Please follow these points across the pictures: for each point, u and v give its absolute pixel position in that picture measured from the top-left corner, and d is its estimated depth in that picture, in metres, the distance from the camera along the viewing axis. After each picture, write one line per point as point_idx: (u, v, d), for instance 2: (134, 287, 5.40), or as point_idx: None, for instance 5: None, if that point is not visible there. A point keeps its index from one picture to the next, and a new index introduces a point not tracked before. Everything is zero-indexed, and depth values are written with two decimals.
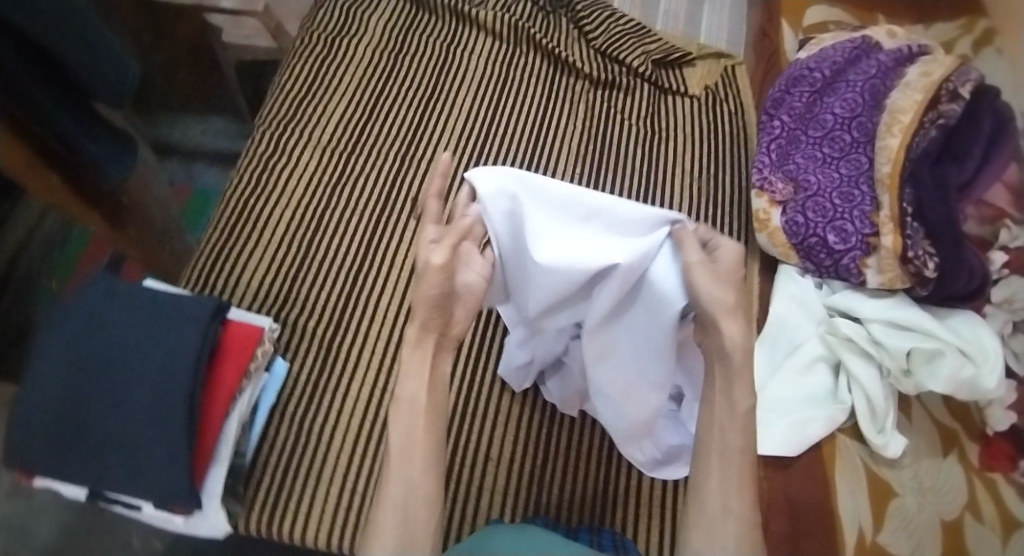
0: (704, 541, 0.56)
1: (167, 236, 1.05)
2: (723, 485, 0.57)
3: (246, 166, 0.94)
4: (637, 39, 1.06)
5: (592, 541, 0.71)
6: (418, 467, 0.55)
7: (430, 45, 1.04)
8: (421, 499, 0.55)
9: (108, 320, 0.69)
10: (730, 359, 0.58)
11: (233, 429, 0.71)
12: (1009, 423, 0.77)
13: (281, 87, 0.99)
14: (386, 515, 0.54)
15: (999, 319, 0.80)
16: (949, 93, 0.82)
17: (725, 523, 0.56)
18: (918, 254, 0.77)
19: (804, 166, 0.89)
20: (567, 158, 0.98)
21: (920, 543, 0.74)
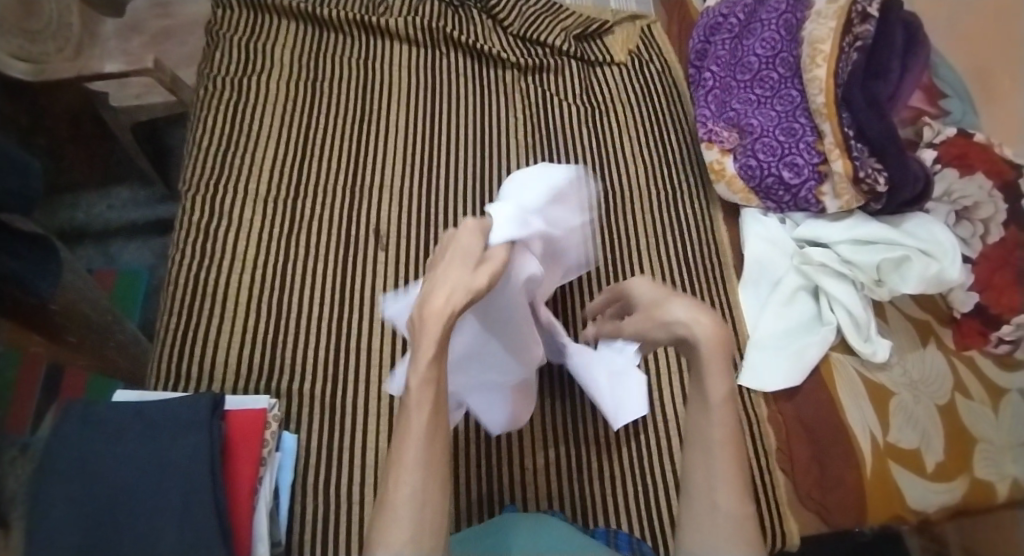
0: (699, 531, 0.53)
1: (110, 332, 0.94)
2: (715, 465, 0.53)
3: (185, 240, 0.87)
4: (553, 19, 1.10)
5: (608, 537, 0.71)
6: (436, 459, 0.48)
7: (348, 67, 1.03)
8: (434, 492, 0.47)
9: (101, 448, 0.64)
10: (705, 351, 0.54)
11: (264, 521, 0.68)
12: (973, 301, 0.81)
13: (199, 148, 0.93)
14: (397, 515, 0.46)
15: (942, 211, 0.85)
16: (859, 14, 0.86)
17: (717, 510, 0.53)
18: (868, 173, 0.82)
19: (743, 111, 0.93)
20: (515, 150, 1.00)
21: (926, 433, 0.79)
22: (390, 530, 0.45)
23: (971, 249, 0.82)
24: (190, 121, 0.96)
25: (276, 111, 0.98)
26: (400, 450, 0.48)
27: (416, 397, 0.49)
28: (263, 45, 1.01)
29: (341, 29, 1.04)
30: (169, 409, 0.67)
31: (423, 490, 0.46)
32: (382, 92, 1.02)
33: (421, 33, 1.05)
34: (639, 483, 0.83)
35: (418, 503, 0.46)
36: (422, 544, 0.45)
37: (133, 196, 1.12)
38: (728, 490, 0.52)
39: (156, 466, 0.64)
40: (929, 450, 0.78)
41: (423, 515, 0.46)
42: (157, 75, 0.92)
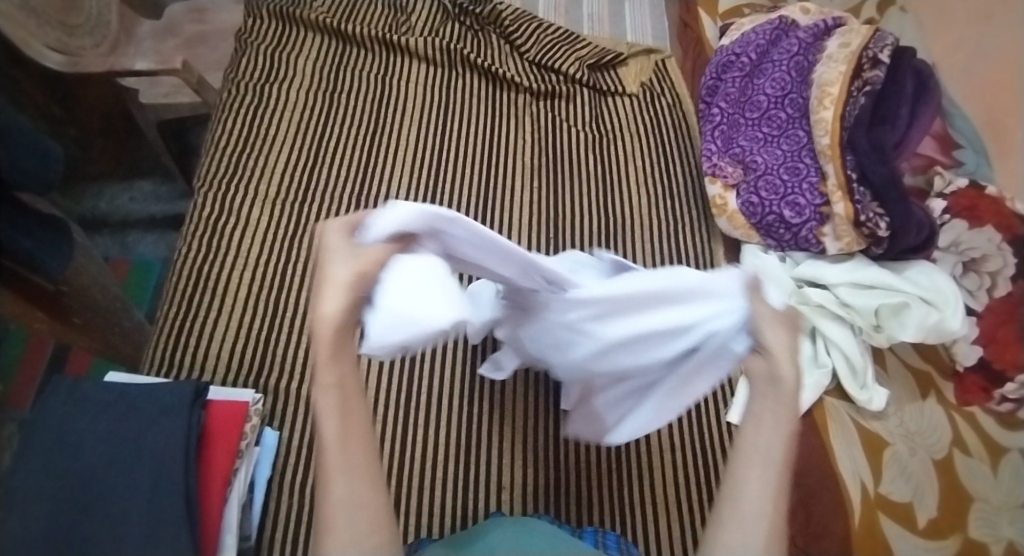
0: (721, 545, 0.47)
1: (115, 317, 0.94)
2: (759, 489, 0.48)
3: (193, 234, 0.90)
4: (570, 47, 1.13)
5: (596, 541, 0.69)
6: (356, 464, 0.45)
7: (367, 81, 1.06)
8: (369, 496, 0.45)
9: (86, 424, 0.66)
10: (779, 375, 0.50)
11: (234, 513, 0.68)
12: (976, 356, 0.78)
13: (216, 148, 0.96)
14: (336, 525, 0.44)
15: (949, 262, 0.83)
16: (870, 59, 0.87)
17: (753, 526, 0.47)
18: (869, 217, 0.82)
19: (749, 147, 0.93)
20: (522, 171, 1.02)
21: (920, 487, 0.74)
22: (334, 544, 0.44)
23: (977, 301, 0.79)
24: (211, 123, 0.99)
25: (293, 118, 1.01)
26: (325, 479, 0.44)
27: (322, 403, 0.45)
28: (289, 55, 1.06)
29: (364, 45, 1.08)
30: (153, 393, 0.68)
31: (355, 495, 0.44)
32: (398, 107, 1.05)
33: (440, 54, 1.08)
34: (619, 514, 0.81)
35: (353, 507, 0.44)
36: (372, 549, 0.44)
37: (155, 190, 1.17)
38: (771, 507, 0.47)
39: (135, 445, 0.65)
40: (922, 505, 0.73)
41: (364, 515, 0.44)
42: (184, 76, 0.96)
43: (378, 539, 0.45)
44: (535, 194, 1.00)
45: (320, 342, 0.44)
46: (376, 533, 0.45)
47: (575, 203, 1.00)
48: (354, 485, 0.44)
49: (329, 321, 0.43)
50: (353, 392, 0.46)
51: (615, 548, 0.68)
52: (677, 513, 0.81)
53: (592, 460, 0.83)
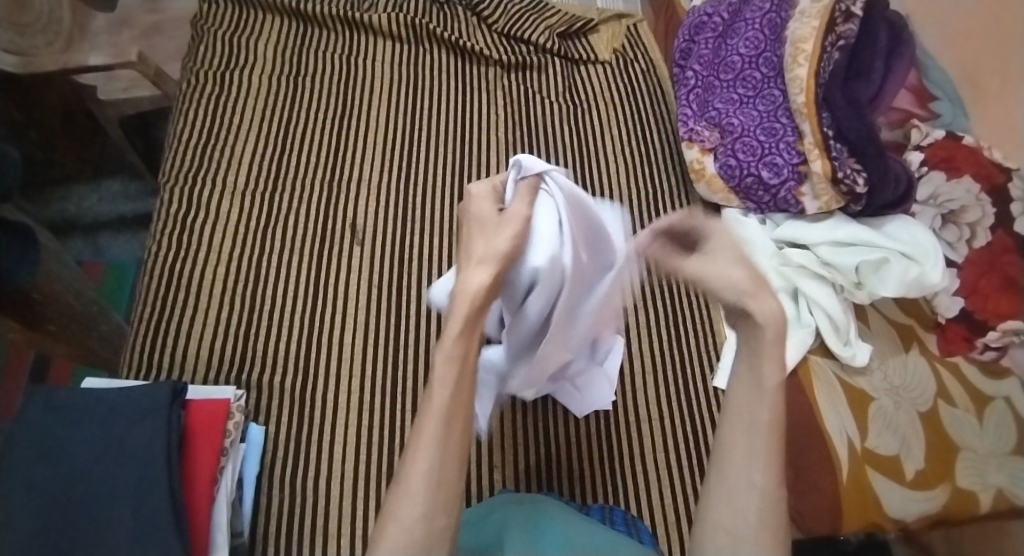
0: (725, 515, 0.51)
1: (93, 323, 0.93)
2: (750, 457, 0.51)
3: (162, 232, 0.88)
4: (539, 16, 1.11)
5: (603, 517, 0.70)
6: (452, 441, 0.48)
7: (330, 63, 1.04)
8: (453, 470, 0.47)
9: (62, 435, 0.65)
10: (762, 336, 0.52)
11: (224, 510, 0.68)
12: (958, 307, 0.78)
13: (179, 141, 0.94)
14: (412, 490, 0.46)
15: (928, 214, 0.82)
16: (842, 13, 0.84)
17: (749, 497, 0.50)
18: (847, 173, 0.81)
19: (725, 110, 0.92)
20: (495, 147, 1.00)
21: (906, 439, 0.75)
22: (395, 522, 0.45)
23: (956, 252, 0.79)
24: (172, 116, 0.97)
25: (257, 106, 0.98)
26: (421, 434, 0.48)
27: (440, 373, 0.49)
28: (247, 40, 1.03)
29: (326, 26, 1.05)
30: (131, 397, 0.67)
31: (439, 470, 0.47)
32: (365, 88, 1.03)
33: (405, 30, 1.05)
34: (610, 484, 0.81)
35: (432, 483, 0.46)
36: (436, 531, 0.45)
37: (123, 189, 1.13)
38: (762, 472, 0.51)
39: (116, 451, 0.64)
40: (910, 457, 0.74)
41: (438, 496, 0.46)
42: (140, 69, 0.93)
43: (441, 521, 0.46)
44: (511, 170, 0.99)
45: (455, 315, 0.49)
46: (439, 516, 0.46)
47: None
48: (447, 455, 0.47)
49: (472, 292, 0.49)
50: (470, 377, 0.49)
51: (622, 521, 0.70)
52: (668, 481, 0.82)
53: (582, 434, 0.84)
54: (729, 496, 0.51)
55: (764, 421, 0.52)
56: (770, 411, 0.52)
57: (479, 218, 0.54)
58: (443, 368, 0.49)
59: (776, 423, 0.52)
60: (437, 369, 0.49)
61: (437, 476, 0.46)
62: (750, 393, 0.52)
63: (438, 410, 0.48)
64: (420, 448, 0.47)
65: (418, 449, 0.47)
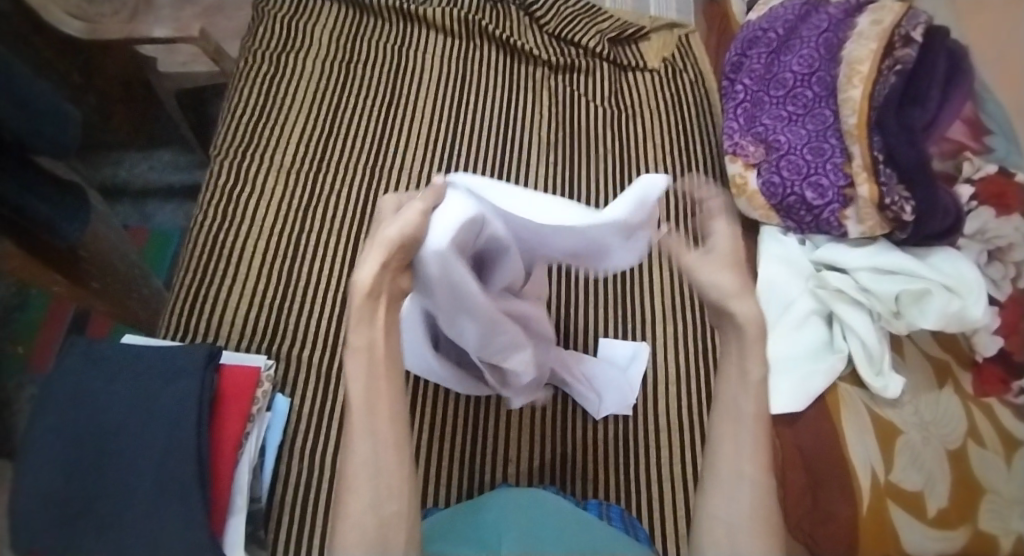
0: (718, 505, 0.47)
1: (134, 285, 0.96)
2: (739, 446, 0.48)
3: (208, 203, 0.90)
4: (590, 19, 1.11)
5: (601, 513, 0.72)
6: (380, 428, 0.44)
7: (382, 51, 1.05)
8: (389, 459, 0.44)
9: (100, 387, 0.67)
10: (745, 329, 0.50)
11: (246, 475, 0.70)
12: (997, 346, 0.75)
13: (232, 116, 0.96)
14: (355, 486, 0.44)
15: (973, 249, 0.80)
16: (902, 38, 0.84)
17: (740, 488, 0.47)
18: (894, 200, 0.79)
19: (773, 127, 0.92)
20: (536, 145, 1.01)
21: (932, 475, 0.72)
22: (347, 514, 0.43)
23: (1000, 291, 0.77)
24: (228, 92, 1.00)
25: (308, 89, 1.01)
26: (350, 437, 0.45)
27: (357, 366, 0.45)
28: (305, 23, 1.05)
29: (381, 15, 1.07)
30: (167, 357, 0.69)
31: (377, 459, 0.44)
32: (414, 78, 1.04)
33: (457, 24, 1.07)
34: (623, 489, 0.81)
35: (372, 472, 0.44)
36: (384, 521, 0.43)
37: (174, 160, 1.17)
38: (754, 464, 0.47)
39: (149, 407, 0.66)
40: (933, 495, 0.71)
41: (381, 486, 0.44)
42: (202, 44, 0.96)
43: (395, 506, 0.44)
44: (550, 169, 0.99)
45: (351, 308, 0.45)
46: (394, 500, 0.44)
47: (589, 180, 0.99)
48: (383, 445, 0.44)
49: (359, 290, 0.44)
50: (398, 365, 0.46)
51: (619, 519, 0.71)
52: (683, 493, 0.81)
53: (598, 437, 0.84)
54: (720, 488, 0.48)
55: (748, 411, 0.49)
56: (755, 402, 0.49)
57: (379, 215, 0.48)
58: (351, 359, 0.45)
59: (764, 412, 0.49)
60: (349, 368, 0.45)
61: (378, 457, 0.44)
62: (735, 385, 0.49)
63: (359, 399, 0.45)
64: (354, 437, 0.45)
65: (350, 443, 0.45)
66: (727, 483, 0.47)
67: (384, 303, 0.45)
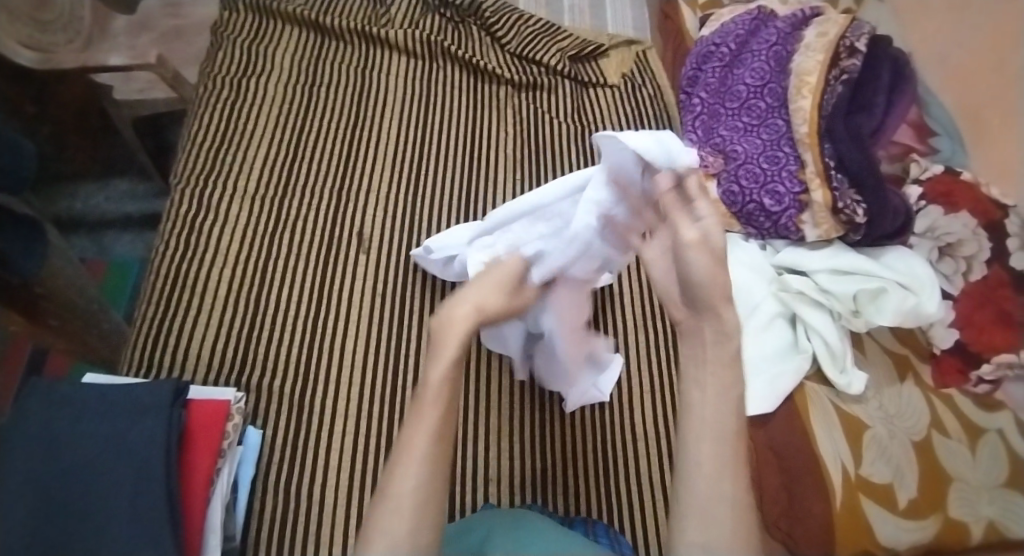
0: (697, 521, 0.47)
1: (94, 319, 0.93)
2: (719, 464, 0.48)
3: (171, 232, 0.89)
4: (550, 38, 1.14)
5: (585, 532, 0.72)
6: (440, 459, 0.49)
7: (344, 74, 1.06)
8: (437, 478, 0.48)
9: (62, 427, 0.65)
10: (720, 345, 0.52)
11: (218, 512, 0.68)
12: (953, 338, 0.78)
13: (195, 144, 0.95)
14: (396, 500, 0.47)
15: (925, 248, 0.84)
16: (847, 48, 0.89)
17: (720, 504, 0.47)
18: (847, 203, 0.83)
19: (729, 137, 0.94)
20: (503, 163, 1.02)
21: (900, 467, 0.75)
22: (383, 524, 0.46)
23: (951, 284, 0.81)
24: (188, 119, 0.98)
25: (272, 113, 1.00)
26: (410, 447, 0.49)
27: (433, 394, 0.51)
28: (265, 49, 1.05)
29: (342, 38, 1.08)
30: (132, 392, 0.67)
31: (427, 487, 0.48)
32: (378, 100, 1.05)
33: (419, 46, 1.08)
34: (603, 502, 0.82)
35: (418, 499, 0.47)
36: (419, 535, 0.46)
37: (132, 190, 1.14)
38: (734, 483, 0.48)
39: (117, 443, 0.65)
40: (903, 486, 0.74)
41: (422, 514, 0.47)
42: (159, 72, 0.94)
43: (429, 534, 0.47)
44: (518, 186, 1.01)
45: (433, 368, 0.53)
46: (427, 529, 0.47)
47: None
48: (433, 463, 0.48)
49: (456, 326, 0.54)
50: (454, 411, 0.51)
51: (605, 536, 0.71)
52: (659, 500, 0.82)
53: (576, 450, 0.84)
54: (698, 506, 0.48)
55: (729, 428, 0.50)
56: (733, 415, 0.50)
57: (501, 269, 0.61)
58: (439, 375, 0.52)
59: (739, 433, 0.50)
60: (426, 396, 0.51)
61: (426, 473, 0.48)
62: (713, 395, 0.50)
63: (432, 416, 0.50)
64: (407, 452, 0.49)
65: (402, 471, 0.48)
66: (705, 498, 0.47)
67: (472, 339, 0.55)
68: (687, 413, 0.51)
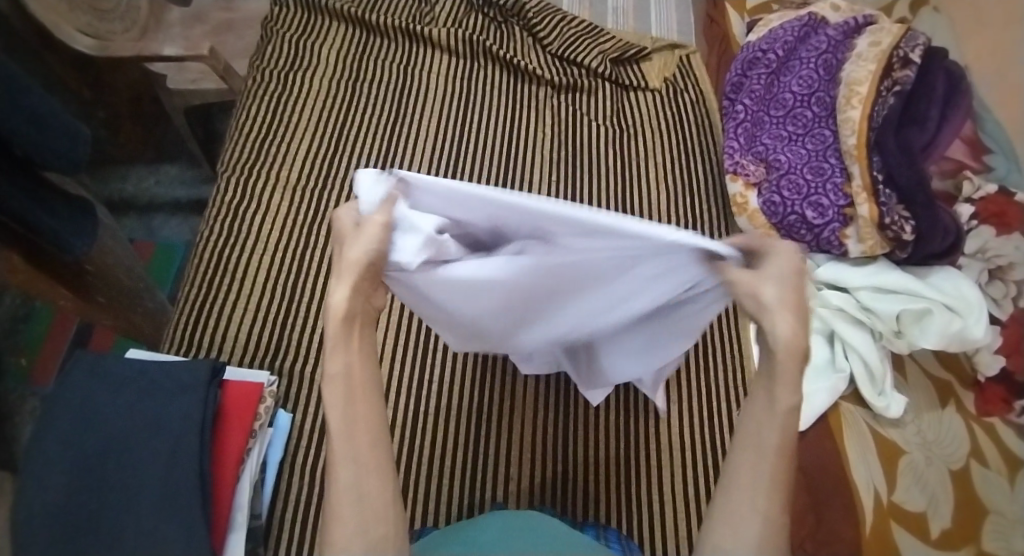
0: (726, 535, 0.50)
1: (138, 297, 0.96)
2: (755, 484, 0.50)
3: (215, 218, 0.91)
4: (593, 40, 1.13)
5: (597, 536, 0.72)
6: (364, 456, 0.49)
7: (387, 71, 1.07)
8: (377, 492, 0.49)
9: (102, 401, 0.67)
10: (776, 361, 0.49)
11: (246, 494, 0.70)
12: (999, 366, 0.75)
13: (240, 134, 0.98)
14: (339, 513, 0.48)
15: (974, 268, 0.80)
16: (900, 59, 0.86)
17: (750, 522, 0.49)
18: (894, 220, 0.80)
19: (772, 146, 0.92)
20: (540, 163, 1.02)
21: (935, 496, 0.72)
22: (338, 534, 0.47)
23: (1001, 309, 0.77)
24: (235, 109, 1.01)
25: (316, 106, 1.02)
26: (335, 461, 0.49)
27: (331, 393, 0.49)
28: (313, 43, 1.07)
29: (387, 34, 1.09)
30: (171, 372, 0.70)
31: (359, 484, 0.48)
32: (419, 96, 1.06)
33: (462, 44, 1.09)
34: (625, 509, 0.81)
35: (357, 500, 0.48)
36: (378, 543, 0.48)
37: (180, 175, 1.19)
38: (769, 499, 0.50)
39: (155, 419, 0.67)
40: (938, 515, 0.71)
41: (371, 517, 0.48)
42: (211, 62, 0.97)
43: (383, 531, 0.49)
44: (552, 185, 1.00)
45: (328, 333, 0.49)
46: (383, 525, 0.49)
47: (590, 195, 1.00)
48: (366, 474, 0.49)
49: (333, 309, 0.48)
50: (358, 396, 0.49)
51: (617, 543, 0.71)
52: (683, 509, 0.81)
53: (598, 456, 0.83)
54: (732, 518, 0.50)
55: (772, 444, 0.50)
56: (780, 430, 0.50)
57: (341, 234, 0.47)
58: (330, 386, 0.49)
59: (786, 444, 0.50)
60: (326, 391, 0.49)
61: (364, 487, 0.48)
62: (764, 414, 0.51)
63: (338, 427, 0.49)
64: (335, 467, 0.49)
65: (335, 470, 0.48)
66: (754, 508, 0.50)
67: (358, 326, 0.50)
68: (740, 449, 0.52)
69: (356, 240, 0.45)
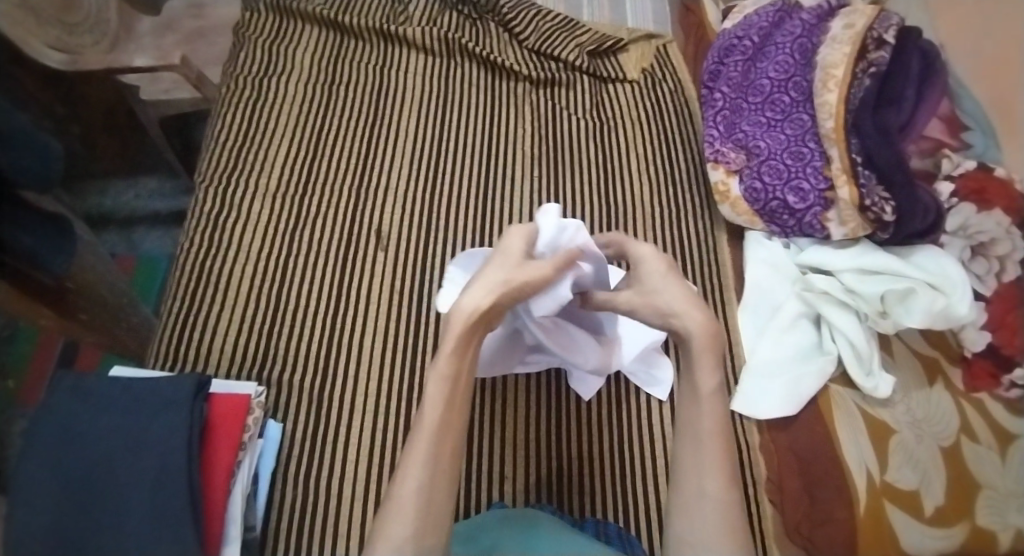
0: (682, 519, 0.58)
1: (122, 312, 0.95)
2: (699, 469, 0.59)
3: (194, 229, 0.90)
4: (569, 33, 1.13)
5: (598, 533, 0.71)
6: (445, 455, 0.55)
7: (362, 73, 1.06)
8: (439, 490, 0.54)
9: (88, 420, 0.67)
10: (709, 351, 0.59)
11: (237, 507, 0.69)
12: (985, 341, 0.75)
13: (216, 143, 0.97)
14: (396, 514, 0.52)
15: (957, 245, 0.80)
16: (875, 40, 0.86)
17: (703, 505, 0.58)
18: (874, 201, 0.80)
19: (752, 133, 0.92)
20: (521, 160, 1.02)
21: (926, 474, 0.72)
22: (390, 531, 0.51)
23: (984, 285, 0.77)
24: (210, 118, 1.00)
25: (292, 112, 1.01)
26: (409, 461, 0.54)
27: (432, 394, 0.56)
28: (285, 48, 1.06)
29: (360, 36, 1.08)
30: (156, 388, 0.69)
31: (430, 489, 0.53)
32: (396, 98, 1.05)
33: (437, 43, 1.08)
34: (621, 502, 0.81)
35: (423, 502, 0.52)
36: (422, 541, 0.51)
37: (159, 187, 1.17)
38: (715, 482, 0.58)
39: (142, 436, 0.66)
40: (929, 492, 0.71)
41: (425, 521, 0.52)
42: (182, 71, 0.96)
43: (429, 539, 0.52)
44: (534, 182, 1.00)
45: (454, 334, 0.56)
46: (403, 527, 0.51)
47: (573, 190, 1.00)
48: (430, 473, 0.53)
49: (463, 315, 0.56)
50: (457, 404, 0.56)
51: (617, 538, 0.71)
52: None
53: (593, 451, 0.83)
54: (688, 502, 0.58)
55: (707, 431, 0.59)
56: (714, 418, 0.59)
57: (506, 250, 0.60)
58: (437, 384, 0.56)
59: (721, 426, 0.60)
60: (430, 389, 0.56)
61: (428, 487, 0.53)
62: (701, 409, 0.60)
63: (434, 423, 0.55)
64: (409, 467, 0.54)
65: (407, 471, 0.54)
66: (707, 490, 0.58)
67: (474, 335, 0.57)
68: (696, 439, 0.60)
69: (518, 268, 0.59)
